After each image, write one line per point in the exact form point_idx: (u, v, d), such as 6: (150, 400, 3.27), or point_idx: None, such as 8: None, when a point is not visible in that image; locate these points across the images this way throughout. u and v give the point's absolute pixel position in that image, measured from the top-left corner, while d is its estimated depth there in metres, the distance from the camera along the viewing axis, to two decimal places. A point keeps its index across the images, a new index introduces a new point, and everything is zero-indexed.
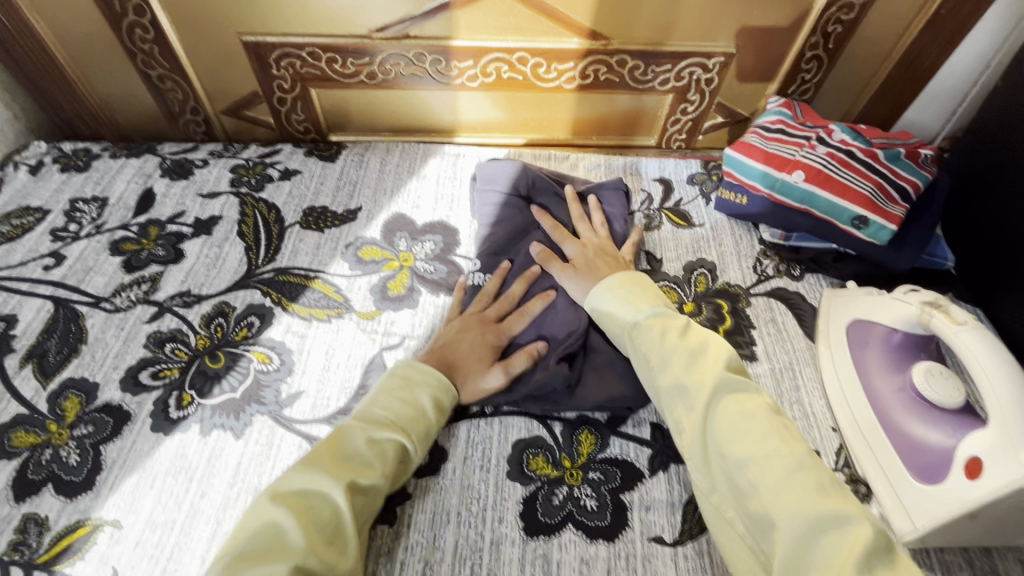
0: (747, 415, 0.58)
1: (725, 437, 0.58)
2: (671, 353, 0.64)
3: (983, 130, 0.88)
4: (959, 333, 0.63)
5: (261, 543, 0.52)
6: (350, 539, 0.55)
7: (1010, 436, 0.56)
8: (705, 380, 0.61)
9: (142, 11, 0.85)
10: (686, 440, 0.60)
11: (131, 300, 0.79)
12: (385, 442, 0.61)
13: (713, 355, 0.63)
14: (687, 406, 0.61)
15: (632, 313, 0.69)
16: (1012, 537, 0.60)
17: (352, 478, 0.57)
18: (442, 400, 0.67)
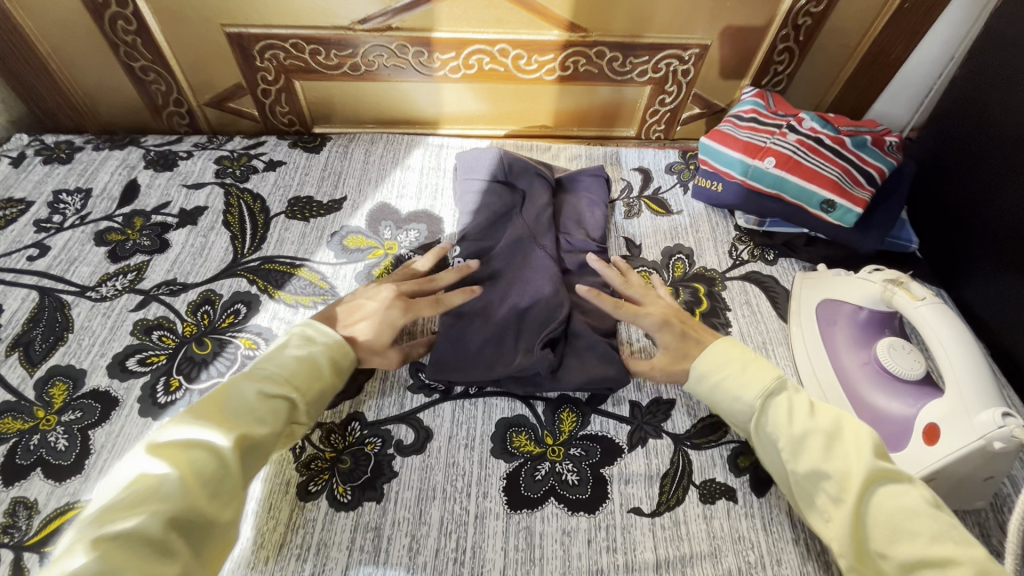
0: (912, 517, 0.52)
1: (890, 546, 0.52)
2: (806, 442, 0.59)
3: (946, 119, 0.92)
4: (919, 307, 0.66)
5: (135, 492, 0.51)
6: (238, 488, 0.55)
7: (965, 401, 0.59)
8: (855, 475, 0.56)
9: (124, 2, 0.86)
10: (833, 536, 0.56)
11: (117, 289, 0.80)
12: (278, 397, 0.61)
13: (861, 445, 0.58)
14: (837, 503, 0.56)
15: (747, 394, 0.64)
16: (969, 499, 0.63)
17: (239, 431, 0.57)
18: (338, 360, 0.67)
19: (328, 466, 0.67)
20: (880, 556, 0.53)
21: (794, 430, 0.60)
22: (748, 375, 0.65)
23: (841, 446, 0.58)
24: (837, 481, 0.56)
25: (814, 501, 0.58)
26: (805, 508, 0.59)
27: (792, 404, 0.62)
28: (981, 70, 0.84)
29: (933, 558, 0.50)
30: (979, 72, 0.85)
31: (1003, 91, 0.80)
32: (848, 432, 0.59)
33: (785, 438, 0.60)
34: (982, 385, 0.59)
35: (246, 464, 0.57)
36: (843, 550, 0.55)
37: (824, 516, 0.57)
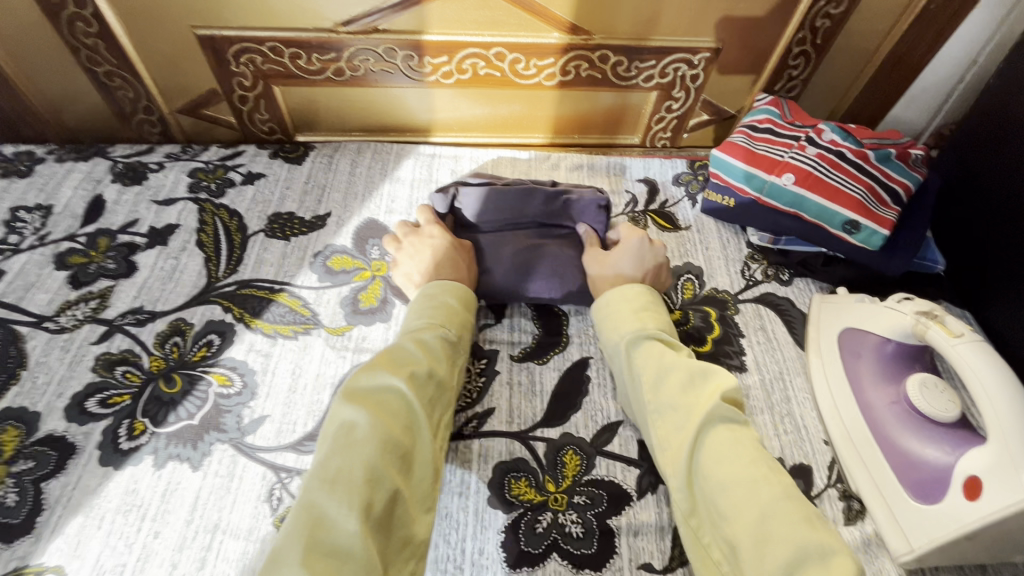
0: (738, 447, 0.55)
1: (714, 467, 0.54)
2: (667, 377, 0.62)
3: (973, 129, 0.86)
4: (957, 346, 0.60)
5: (340, 439, 0.53)
6: (419, 425, 0.57)
7: (1011, 453, 0.53)
8: (697, 408, 0.58)
9: (83, 2, 0.78)
10: (669, 458, 0.58)
11: (78, 319, 0.73)
12: (434, 338, 0.65)
13: (712, 388, 0.60)
14: (678, 431, 0.58)
15: (628, 328, 0.68)
16: (1009, 554, 0.58)
17: (410, 369, 0.60)
18: (463, 296, 0.72)
19: None
20: (703, 478, 0.55)
21: (661, 366, 0.63)
22: (631, 313, 0.69)
23: (698, 387, 0.61)
24: (682, 410, 0.59)
25: (654, 430, 0.61)
26: (652, 438, 0.61)
27: (665, 347, 0.66)
28: (1014, 78, 0.78)
29: (744, 480, 0.52)
30: (1012, 79, 0.79)
31: None
32: (711, 376, 0.62)
33: (650, 377, 0.63)
34: None
35: (427, 397, 0.59)
36: (674, 471, 0.57)
37: (664, 447, 0.59)
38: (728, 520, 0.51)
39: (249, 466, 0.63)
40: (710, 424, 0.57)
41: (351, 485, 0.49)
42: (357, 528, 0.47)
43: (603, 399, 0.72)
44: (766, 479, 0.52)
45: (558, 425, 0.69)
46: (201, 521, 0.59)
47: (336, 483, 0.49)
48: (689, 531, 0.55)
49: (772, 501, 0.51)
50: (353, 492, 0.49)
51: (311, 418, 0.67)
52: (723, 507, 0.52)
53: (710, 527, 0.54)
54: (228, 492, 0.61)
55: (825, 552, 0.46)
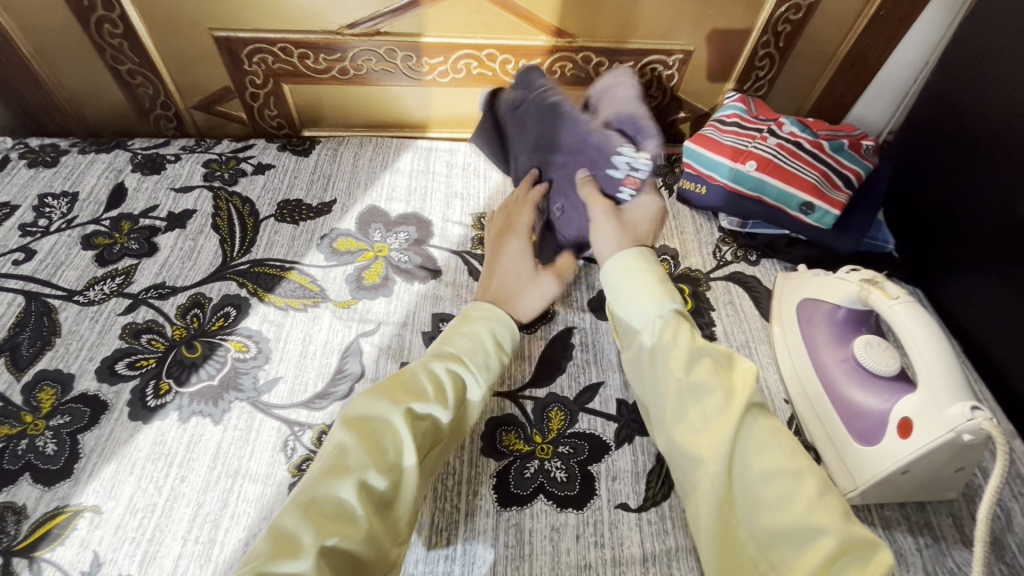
0: (777, 438, 0.55)
1: (753, 457, 0.53)
2: (700, 359, 0.60)
3: (920, 122, 0.95)
4: (894, 306, 0.69)
5: (331, 459, 0.55)
6: (408, 467, 0.56)
7: (936, 395, 0.61)
8: (737, 393, 0.57)
9: (111, 5, 0.86)
10: (703, 440, 0.56)
11: (105, 293, 0.80)
12: (445, 374, 0.63)
13: (742, 374, 0.60)
14: (715, 415, 0.56)
15: (656, 306, 0.66)
16: (942, 490, 0.66)
17: (412, 406, 0.59)
18: (499, 333, 0.70)
19: None
20: (744, 464, 0.54)
21: (693, 347, 0.61)
22: (654, 287, 0.68)
23: (729, 372, 0.60)
24: (720, 394, 0.57)
25: (684, 412, 0.58)
26: (681, 420, 0.59)
27: (687, 326, 0.65)
28: (953, 76, 0.88)
29: (785, 471, 0.52)
30: (951, 77, 0.88)
31: (973, 96, 0.83)
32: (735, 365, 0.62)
33: (682, 355, 0.61)
34: (953, 380, 0.61)
35: (421, 436, 0.59)
36: (712, 455, 0.54)
37: (694, 428, 0.57)
38: (778, 511, 0.50)
39: (265, 420, 0.70)
40: (751, 414, 0.56)
41: (324, 511, 0.51)
42: (318, 555, 0.48)
43: (585, 363, 0.79)
44: (808, 471, 0.52)
45: (544, 386, 0.76)
46: (222, 467, 0.66)
47: (314, 504, 0.51)
48: (722, 513, 0.53)
49: (816, 493, 0.50)
50: (321, 519, 0.50)
51: (321, 378, 0.74)
52: (763, 497, 0.52)
53: (747, 515, 0.53)
54: (247, 442, 0.68)
55: (866, 540, 0.47)
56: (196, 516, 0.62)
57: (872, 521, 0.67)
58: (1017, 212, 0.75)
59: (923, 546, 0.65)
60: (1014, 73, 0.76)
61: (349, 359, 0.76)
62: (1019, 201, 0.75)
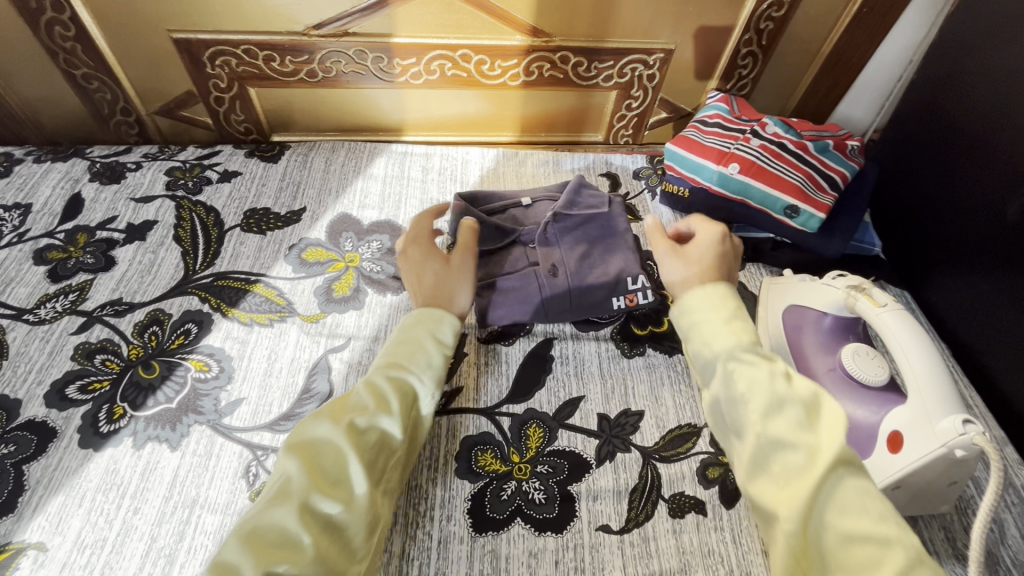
0: (867, 501, 0.46)
1: (834, 517, 0.46)
2: (779, 409, 0.52)
3: (905, 121, 0.93)
4: (882, 314, 0.66)
5: (273, 489, 0.51)
6: (358, 482, 0.52)
7: (926, 409, 0.59)
8: (821, 448, 0.49)
9: (61, 7, 0.81)
10: (778, 499, 0.48)
11: (57, 311, 0.75)
12: (389, 383, 0.60)
13: (832, 419, 0.50)
14: (794, 472, 0.48)
15: (727, 342, 0.59)
16: (935, 505, 0.63)
17: (354, 420, 0.56)
18: (442, 335, 0.68)
19: None
20: (825, 525, 0.46)
21: (771, 393, 0.53)
22: (733, 326, 0.60)
23: (815, 419, 0.51)
24: (801, 450, 0.49)
25: (761, 466, 0.51)
26: (755, 469, 0.51)
27: (771, 367, 0.55)
28: (938, 73, 0.86)
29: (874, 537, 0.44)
30: (936, 74, 0.86)
31: (959, 94, 0.81)
32: (824, 409, 0.52)
33: (760, 397, 0.53)
34: (944, 392, 0.59)
35: (371, 449, 0.55)
36: (787, 513, 0.47)
37: (773, 480, 0.49)
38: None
39: (226, 444, 0.66)
40: (836, 472, 0.48)
41: (267, 541, 0.47)
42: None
43: (565, 377, 0.76)
44: (899, 539, 0.44)
45: (522, 401, 0.73)
46: (179, 497, 0.62)
47: (255, 542, 0.47)
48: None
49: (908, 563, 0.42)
50: (264, 549, 0.47)
51: (286, 399, 0.70)
52: (846, 563, 0.44)
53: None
54: (206, 469, 0.64)
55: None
56: (149, 551, 0.58)
57: None
58: (1006, 213, 0.73)
59: None
60: (1000, 70, 0.74)
61: (316, 377, 0.72)
62: (1007, 202, 0.73)
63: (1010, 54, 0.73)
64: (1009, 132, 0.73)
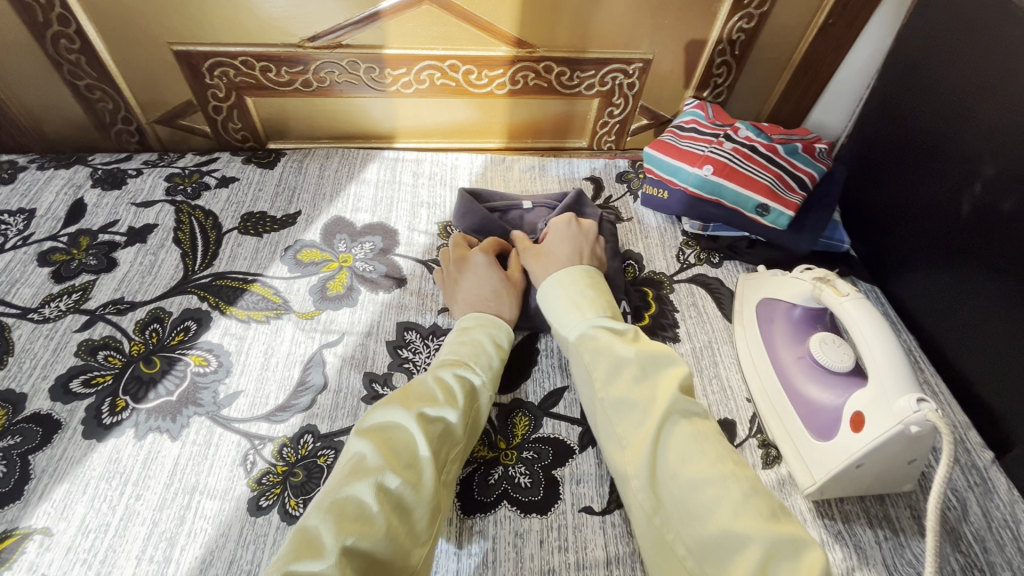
0: (701, 444, 0.55)
1: (681, 463, 0.54)
2: (619, 371, 0.62)
3: (869, 125, 0.98)
4: (844, 302, 0.70)
5: (349, 470, 0.56)
6: (425, 468, 0.57)
7: (884, 389, 0.63)
8: (655, 401, 0.58)
9: (67, 20, 0.85)
10: (632, 454, 0.57)
11: (61, 309, 0.78)
12: (454, 381, 0.66)
13: (667, 376, 0.61)
14: (637, 427, 0.58)
15: (582, 319, 0.69)
16: (898, 482, 0.67)
17: (426, 409, 0.62)
18: (497, 338, 0.74)
19: (280, 480, 0.66)
20: (668, 475, 0.54)
21: (613, 360, 0.63)
22: (589, 303, 0.70)
23: (651, 378, 0.61)
24: (639, 406, 0.59)
25: (613, 427, 0.60)
26: (611, 434, 0.61)
27: (613, 337, 0.66)
28: (897, 79, 0.91)
29: (712, 477, 0.52)
30: (896, 81, 0.92)
31: (916, 97, 0.86)
32: (662, 366, 0.62)
33: (605, 365, 0.63)
34: (900, 372, 0.63)
35: (436, 439, 0.60)
36: (635, 471, 0.56)
37: (624, 443, 0.59)
38: (707, 519, 0.51)
39: (224, 434, 0.69)
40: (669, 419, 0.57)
41: (346, 513, 0.51)
42: (341, 554, 0.48)
43: (550, 368, 0.80)
44: (733, 476, 0.53)
45: (510, 392, 0.77)
46: (180, 484, 0.65)
47: (335, 511, 0.51)
48: (654, 530, 0.54)
49: (741, 497, 0.51)
50: (344, 521, 0.50)
51: (283, 391, 0.73)
52: (692, 506, 0.52)
53: (676, 525, 0.53)
54: (205, 458, 0.67)
55: (792, 543, 0.48)
56: (151, 535, 0.61)
57: (832, 515, 0.67)
58: (960, 208, 0.78)
59: (882, 539, 0.66)
60: (952, 75, 0.80)
61: (311, 370, 0.75)
62: (960, 198, 0.77)
63: (960, 61, 0.78)
64: (960, 132, 0.78)
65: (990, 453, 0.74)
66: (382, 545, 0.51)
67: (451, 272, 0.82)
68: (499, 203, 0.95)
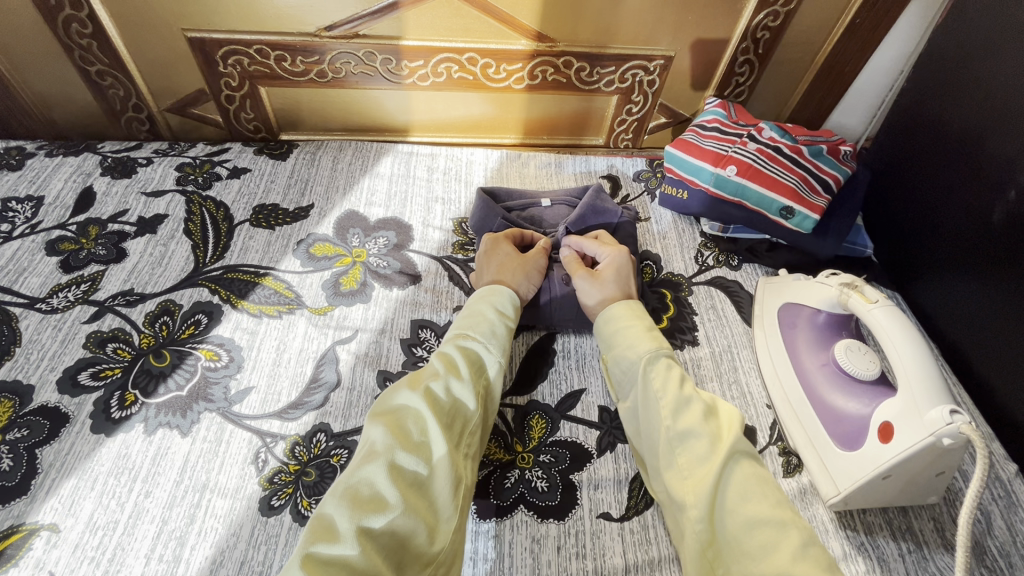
0: (761, 486, 0.55)
1: (740, 503, 0.54)
2: (686, 406, 0.62)
3: (896, 128, 0.96)
4: (873, 310, 0.69)
5: (361, 454, 0.56)
6: (435, 442, 0.57)
7: (915, 400, 0.61)
8: (721, 441, 0.59)
9: (79, 5, 0.83)
10: (691, 487, 0.57)
11: (69, 300, 0.77)
12: (460, 355, 0.66)
13: (730, 419, 0.62)
14: (700, 463, 0.58)
15: (647, 347, 0.68)
16: (924, 494, 0.65)
17: (431, 386, 0.61)
18: (501, 307, 0.74)
19: (292, 479, 0.64)
20: (727, 512, 0.54)
21: (680, 393, 0.63)
22: (652, 335, 0.70)
23: (716, 417, 0.62)
24: (705, 441, 0.58)
25: (672, 458, 0.59)
26: (668, 464, 0.60)
27: (679, 372, 0.66)
28: (927, 82, 0.89)
29: (771, 519, 0.52)
30: (924, 84, 0.90)
31: (948, 101, 0.85)
32: (722, 411, 0.63)
33: (672, 396, 0.62)
34: (931, 381, 0.61)
35: (446, 412, 0.60)
36: (694, 501, 0.56)
37: (682, 474, 0.58)
38: (763, 560, 0.50)
39: (235, 431, 0.67)
40: (734, 459, 0.57)
41: (360, 495, 0.51)
42: (358, 536, 0.48)
43: (567, 370, 0.78)
44: (792, 521, 0.52)
45: (526, 393, 0.75)
46: (190, 481, 0.63)
47: (349, 496, 0.51)
48: (704, 564, 0.54)
49: (800, 544, 0.50)
50: (359, 503, 0.50)
51: (295, 388, 0.71)
52: (748, 545, 0.51)
53: (728, 562, 0.53)
54: (216, 455, 0.65)
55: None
56: (160, 533, 0.59)
57: (855, 527, 0.66)
58: (992, 215, 0.76)
59: (906, 552, 0.64)
60: (988, 78, 0.78)
61: (324, 368, 0.74)
62: (993, 205, 0.76)
63: (997, 64, 0.76)
64: (996, 138, 0.76)
65: (1014, 465, 0.71)
66: (402, 520, 0.51)
67: (481, 268, 0.81)
68: (518, 202, 0.93)
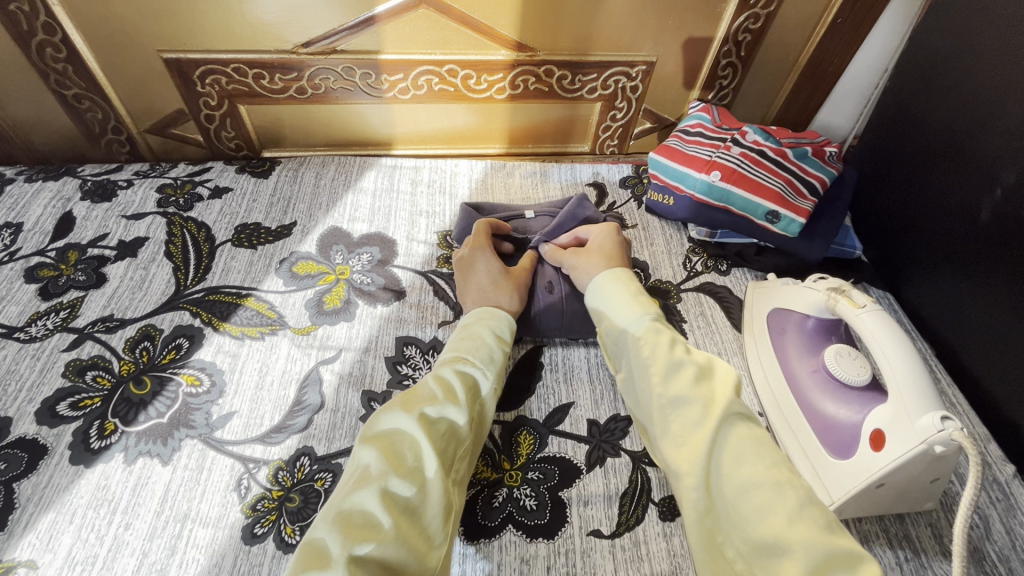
0: (757, 446, 0.53)
1: (734, 467, 0.52)
2: (678, 370, 0.60)
3: (881, 128, 0.96)
4: (861, 315, 0.68)
5: (352, 478, 0.54)
6: (429, 468, 0.55)
7: (905, 406, 0.60)
8: (714, 402, 0.57)
9: (51, 29, 0.83)
10: (685, 455, 0.55)
11: (48, 328, 0.76)
12: (456, 377, 0.64)
13: (722, 379, 0.60)
14: (693, 428, 0.56)
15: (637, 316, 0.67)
16: (920, 501, 0.63)
17: (426, 410, 0.60)
18: (499, 331, 0.73)
19: (275, 506, 0.63)
20: (722, 476, 0.52)
21: (671, 357, 0.61)
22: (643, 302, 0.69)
23: (708, 380, 0.59)
24: (698, 404, 0.57)
25: (667, 426, 0.58)
26: (665, 433, 0.58)
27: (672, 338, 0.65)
28: (910, 82, 0.89)
29: (768, 481, 0.50)
30: (908, 83, 0.89)
31: (932, 100, 0.84)
32: (717, 371, 0.61)
33: (662, 361, 0.61)
34: (921, 388, 0.60)
35: (440, 437, 0.59)
36: (689, 469, 0.54)
37: (678, 441, 0.56)
38: (759, 523, 0.48)
39: (217, 458, 0.66)
40: (728, 419, 0.55)
41: (352, 521, 0.50)
42: (351, 564, 0.46)
43: (555, 383, 0.77)
44: (789, 481, 0.50)
45: (513, 409, 0.74)
46: (171, 511, 0.62)
47: (342, 523, 0.49)
48: (703, 532, 0.53)
49: (796, 503, 0.48)
50: (351, 529, 0.49)
51: (277, 411, 0.70)
52: (746, 509, 0.50)
53: (730, 529, 0.51)
54: (197, 483, 0.64)
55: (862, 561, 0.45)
56: (141, 566, 0.58)
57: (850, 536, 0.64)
58: (980, 214, 0.75)
59: (903, 560, 0.62)
60: (971, 77, 0.77)
61: (308, 390, 0.73)
62: (980, 204, 0.75)
63: (978, 63, 0.76)
64: (981, 136, 0.75)
65: (1012, 466, 0.70)
66: (394, 549, 0.49)
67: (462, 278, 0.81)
68: (503, 213, 0.92)
